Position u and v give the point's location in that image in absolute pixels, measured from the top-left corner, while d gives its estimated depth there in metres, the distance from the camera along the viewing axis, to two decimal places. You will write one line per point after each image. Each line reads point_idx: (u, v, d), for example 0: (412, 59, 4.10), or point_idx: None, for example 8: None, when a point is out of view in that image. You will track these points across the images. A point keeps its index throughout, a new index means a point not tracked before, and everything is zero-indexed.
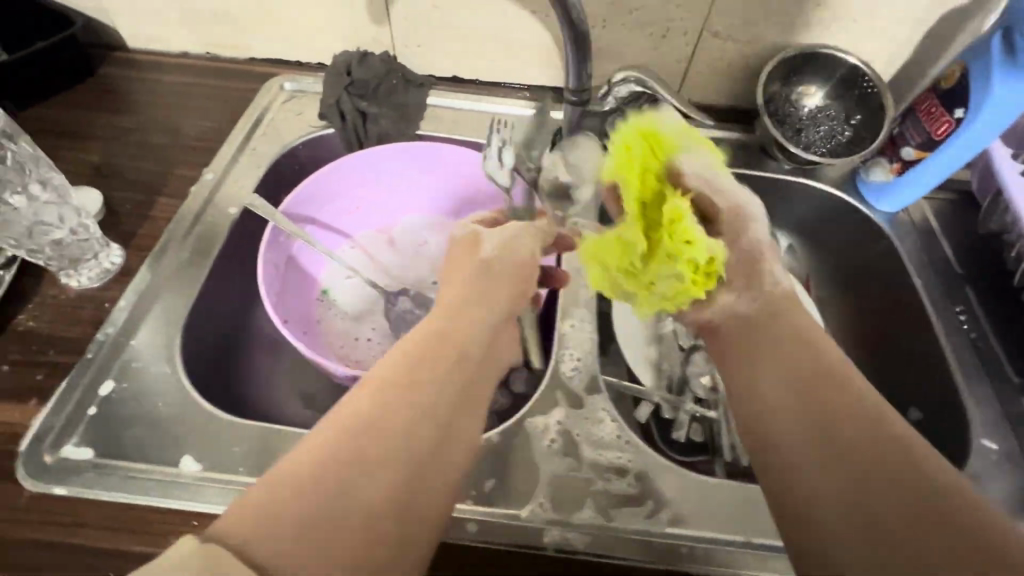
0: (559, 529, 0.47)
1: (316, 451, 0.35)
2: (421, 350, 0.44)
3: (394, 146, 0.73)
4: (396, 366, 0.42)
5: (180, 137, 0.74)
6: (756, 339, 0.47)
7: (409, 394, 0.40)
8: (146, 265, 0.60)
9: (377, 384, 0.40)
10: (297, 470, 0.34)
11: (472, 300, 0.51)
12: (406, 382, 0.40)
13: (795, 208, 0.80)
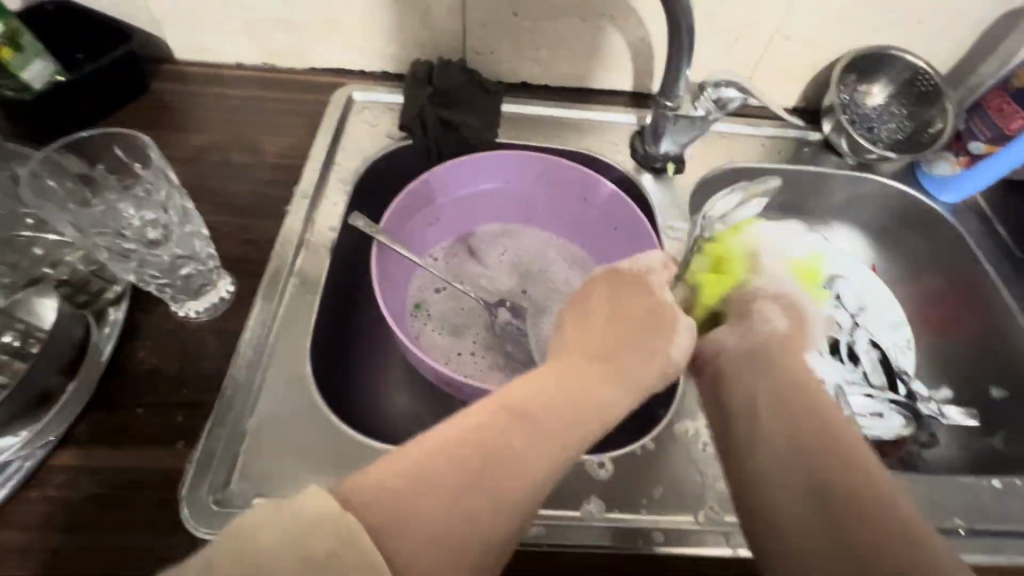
0: (739, 532, 0.49)
1: (438, 456, 0.39)
2: (551, 399, 0.45)
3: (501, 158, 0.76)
4: (528, 405, 0.44)
5: (259, 154, 0.71)
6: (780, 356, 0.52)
7: (534, 438, 0.42)
8: (263, 291, 0.58)
9: (506, 411, 0.43)
10: (427, 472, 0.38)
11: (612, 371, 0.51)
12: (533, 428, 0.43)
13: (859, 204, 0.84)
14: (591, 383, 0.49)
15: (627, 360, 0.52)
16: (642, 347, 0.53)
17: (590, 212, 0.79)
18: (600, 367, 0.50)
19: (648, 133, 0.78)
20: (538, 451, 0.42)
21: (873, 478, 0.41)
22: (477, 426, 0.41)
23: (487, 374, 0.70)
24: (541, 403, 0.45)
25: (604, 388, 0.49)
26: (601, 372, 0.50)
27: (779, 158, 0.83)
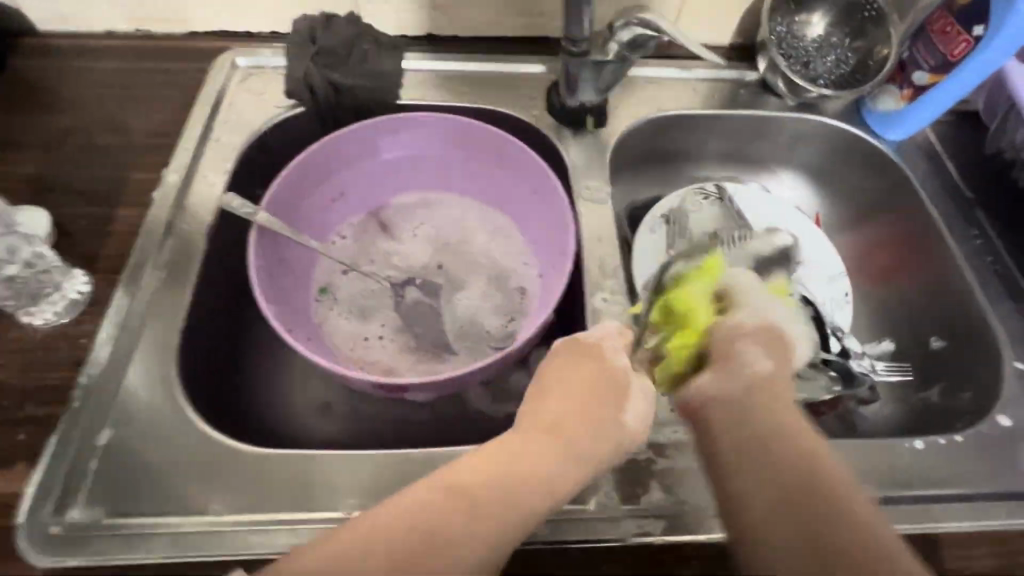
0: (630, 518, 0.46)
1: (374, 542, 0.35)
2: (511, 485, 0.39)
3: (400, 118, 0.69)
4: (484, 482, 0.38)
5: (128, 134, 0.64)
6: (766, 398, 0.39)
7: (479, 524, 0.36)
8: (122, 288, 0.53)
9: (459, 491, 0.37)
10: (355, 554, 0.34)
11: (575, 451, 0.42)
12: (481, 514, 0.37)
13: (801, 147, 0.78)
14: (552, 464, 0.41)
15: (587, 438, 0.43)
16: (605, 421, 0.44)
17: (505, 174, 0.72)
18: (562, 443, 0.42)
19: (561, 85, 0.71)
20: (479, 539, 0.36)
21: (845, 501, 0.34)
22: (422, 502, 0.37)
23: (395, 358, 0.66)
24: (499, 486, 0.38)
25: (564, 472, 0.41)
26: (562, 450, 0.42)
27: (713, 103, 0.75)
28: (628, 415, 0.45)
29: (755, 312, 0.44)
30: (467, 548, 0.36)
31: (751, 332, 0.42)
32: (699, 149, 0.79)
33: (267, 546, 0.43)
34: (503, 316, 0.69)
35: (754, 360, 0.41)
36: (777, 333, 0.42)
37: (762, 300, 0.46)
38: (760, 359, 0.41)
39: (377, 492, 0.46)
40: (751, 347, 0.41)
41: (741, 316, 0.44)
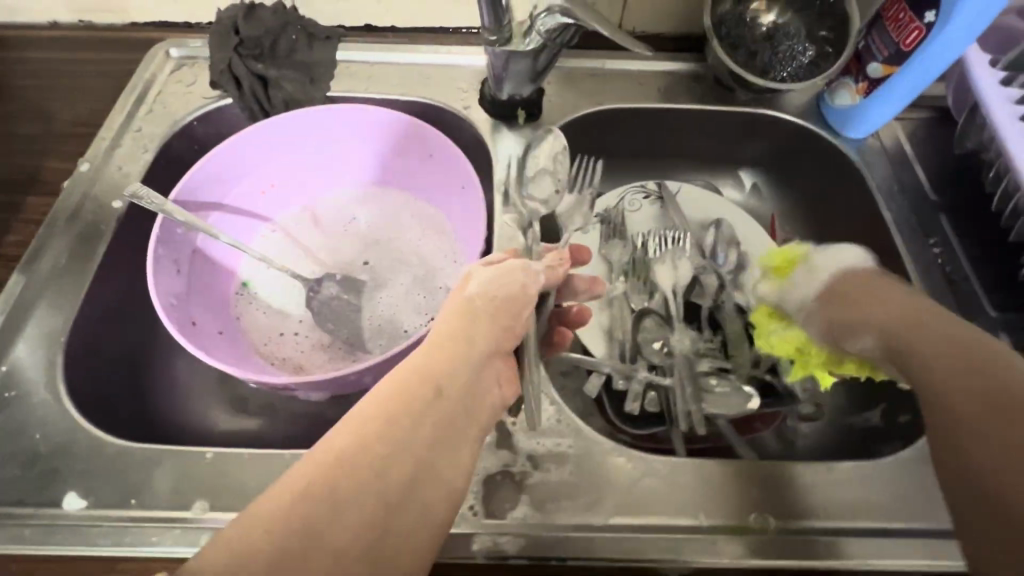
0: (490, 534, 0.44)
1: (285, 498, 0.33)
2: (415, 391, 0.38)
3: (323, 109, 0.67)
4: (386, 405, 0.37)
5: (54, 125, 0.65)
6: (913, 316, 0.43)
7: (400, 435, 0.36)
8: (18, 273, 0.54)
9: (360, 423, 0.36)
10: (275, 515, 0.32)
11: (474, 339, 0.42)
12: (394, 425, 0.36)
13: (753, 144, 0.73)
14: (451, 362, 0.40)
15: (475, 338, 0.42)
16: (497, 312, 0.44)
17: (433, 168, 0.70)
18: (460, 342, 0.42)
19: (489, 78, 0.68)
20: (408, 441, 0.36)
21: (1004, 366, 0.37)
22: (323, 452, 0.35)
23: (308, 355, 0.65)
24: (404, 398, 0.38)
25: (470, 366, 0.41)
26: (461, 347, 0.41)
27: (658, 97, 0.72)
28: (474, 286, 0.45)
29: (816, 281, 0.53)
30: (398, 460, 0.35)
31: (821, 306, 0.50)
32: (648, 144, 0.75)
33: (107, 544, 0.42)
34: (423, 314, 0.67)
35: (873, 310, 0.46)
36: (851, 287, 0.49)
37: (807, 279, 0.54)
38: (871, 306, 0.46)
39: (232, 492, 0.44)
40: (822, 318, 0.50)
41: (804, 309, 0.52)
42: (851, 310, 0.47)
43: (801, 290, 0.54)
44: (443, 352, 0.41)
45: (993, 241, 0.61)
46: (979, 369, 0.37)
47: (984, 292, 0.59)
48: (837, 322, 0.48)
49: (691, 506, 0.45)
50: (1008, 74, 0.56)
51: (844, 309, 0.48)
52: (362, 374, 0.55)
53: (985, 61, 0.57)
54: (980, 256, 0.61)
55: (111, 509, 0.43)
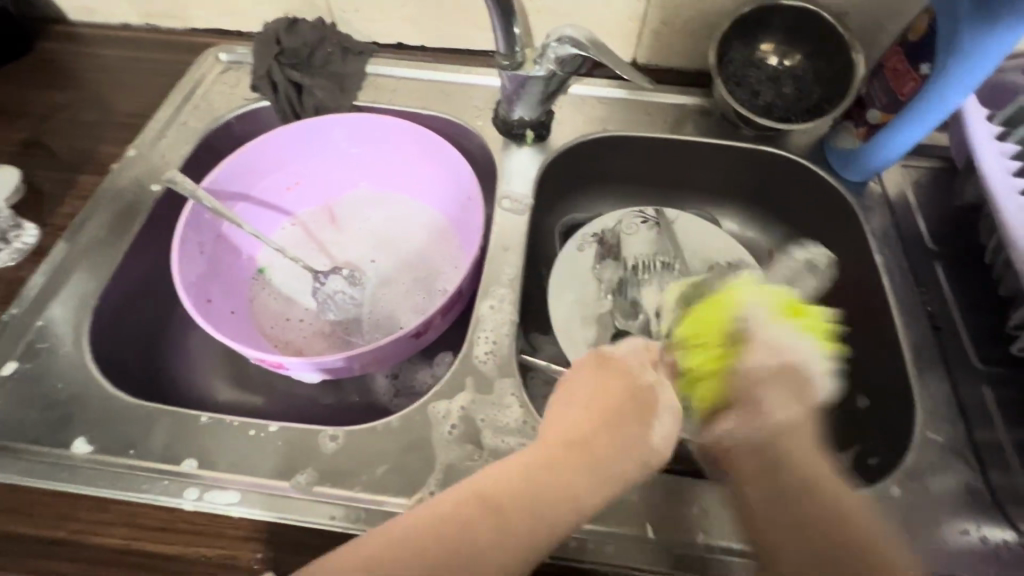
0: None
1: (398, 555, 0.37)
2: (529, 487, 0.40)
3: (347, 117, 0.73)
4: (506, 489, 0.40)
5: (112, 113, 0.73)
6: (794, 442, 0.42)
7: (508, 524, 0.39)
8: (62, 240, 0.61)
9: (482, 503, 0.39)
10: (388, 558, 0.37)
11: (596, 467, 0.42)
12: (512, 521, 0.39)
13: (756, 178, 0.75)
14: (568, 475, 0.41)
15: (610, 458, 0.43)
16: (623, 420, 0.44)
17: (444, 177, 0.75)
18: (578, 445, 0.43)
19: (503, 100, 0.72)
20: (506, 532, 0.38)
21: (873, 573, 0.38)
22: (444, 513, 0.39)
23: (309, 341, 0.70)
24: (520, 491, 0.40)
25: (582, 479, 0.41)
26: (572, 455, 0.42)
27: (665, 127, 0.74)
28: (657, 435, 0.44)
29: (775, 350, 0.44)
30: (499, 546, 0.38)
31: (769, 376, 0.43)
32: (652, 173, 0.78)
33: (104, 487, 0.46)
34: (418, 313, 0.71)
35: (774, 404, 0.43)
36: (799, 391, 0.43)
37: (797, 340, 0.44)
38: (757, 378, 0.44)
39: (216, 455, 0.48)
40: (768, 396, 0.43)
41: (746, 378, 0.44)
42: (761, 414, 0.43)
43: (773, 335, 0.44)
44: (563, 455, 0.42)
45: (983, 292, 0.62)
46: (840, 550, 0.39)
47: (971, 343, 0.59)
48: (736, 427, 0.43)
49: (641, 518, 0.47)
50: (1001, 130, 0.58)
51: (747, 419, 0.43)
52: (350, 361, 0.59)
53: (981, 115, 0.60)
54: (971, 307, 0.61)
55: (111, 456, 0.48)
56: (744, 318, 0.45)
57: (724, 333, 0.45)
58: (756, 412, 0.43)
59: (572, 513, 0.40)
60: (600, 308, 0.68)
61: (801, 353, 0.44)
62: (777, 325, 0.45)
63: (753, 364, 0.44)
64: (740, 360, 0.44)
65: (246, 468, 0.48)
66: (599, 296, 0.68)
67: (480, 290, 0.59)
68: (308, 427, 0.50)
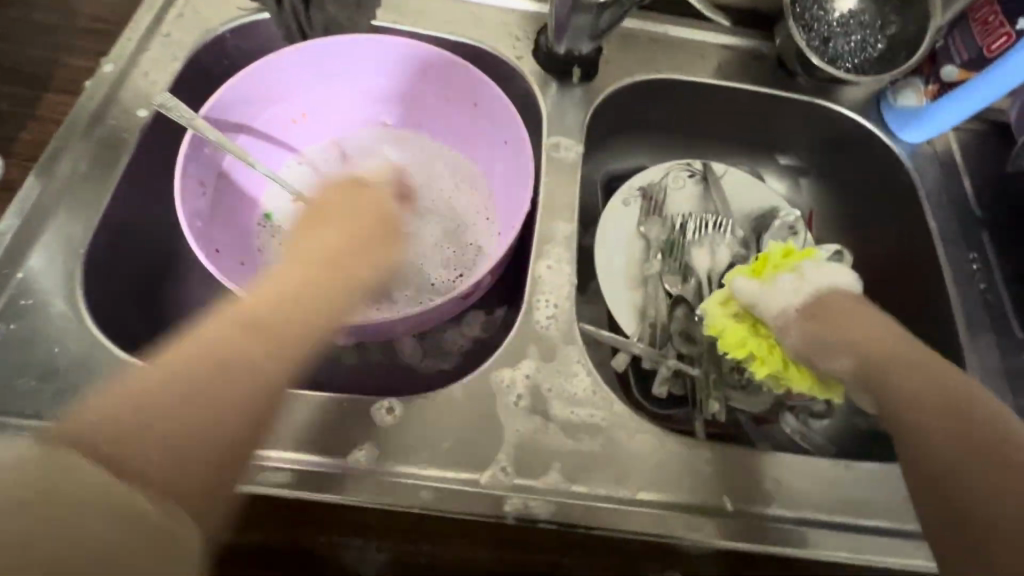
0: (520, 495, 0.43)
1: (178, 375, 0.32)
2: (297, 320, 0.37)
3: (374, 40, 0.63)
4: (263, 305, 0.36)
5: (74, 17, 0.60)
6: (881, 372, 0.39)
7: (272, 356, 0.35)
8: (33, 174, 0.50)
9: (239, 322, 0.35)
10: (171, 375, 0.31)
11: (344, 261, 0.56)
12: (252, 331, 0.35)
13: (803, 134, 0.71)
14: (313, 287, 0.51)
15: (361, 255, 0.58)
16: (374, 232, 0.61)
17: (478, 118, 0.67)
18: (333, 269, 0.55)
19: (550, 28, 0.63)
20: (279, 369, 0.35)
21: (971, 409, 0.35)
22: (214, 339, 0.34)
23: None
24: (283, 316, 0.37)
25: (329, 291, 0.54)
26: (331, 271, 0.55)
27: (718, 72, 0.68)
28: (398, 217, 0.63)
29: (789, 300, 0.48)
30: (270, 359, 0.35)
31: (801, 322, 0.46)
32: (696, 121, 0.73)
33: None
34: (451, 269, 0.65)
35: (836, 359, 0.43)
36: (830, 305, 0.45)
37: (793, 281, 0.48)
38: (799, 329, 0.46)
39: (260, 430, 0.43)
40: (796, 328, 0.46)
41: (777, 317, 0.48)
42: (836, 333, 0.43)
43: (761, 296, 0.49)
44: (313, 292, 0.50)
45: None
46: (946, 422, 0.35)
47: (1014, 311, 0.60)
48: (807, 353, 0.45)
49: (718, 490, 0.45)
50: None
51: (811, 351, 0.45)
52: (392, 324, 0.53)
53: None
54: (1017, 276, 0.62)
55: None
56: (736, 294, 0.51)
57: (749, 325, 0.51)
58: (826, 328, 0.44)
59: (321, 336, 0.38)
60: (647, 268, 0.63)
61: (801, 284, 0.48)
62: (766, 283, 0.50)
63: (777, 327, 0.48)
64: (778, 337, 0.48)
65: (294, 443, 0.44)
66: (646, 255, 0.65)
67: (534, 248, 0.54)
68: (359, 398, 0.45)
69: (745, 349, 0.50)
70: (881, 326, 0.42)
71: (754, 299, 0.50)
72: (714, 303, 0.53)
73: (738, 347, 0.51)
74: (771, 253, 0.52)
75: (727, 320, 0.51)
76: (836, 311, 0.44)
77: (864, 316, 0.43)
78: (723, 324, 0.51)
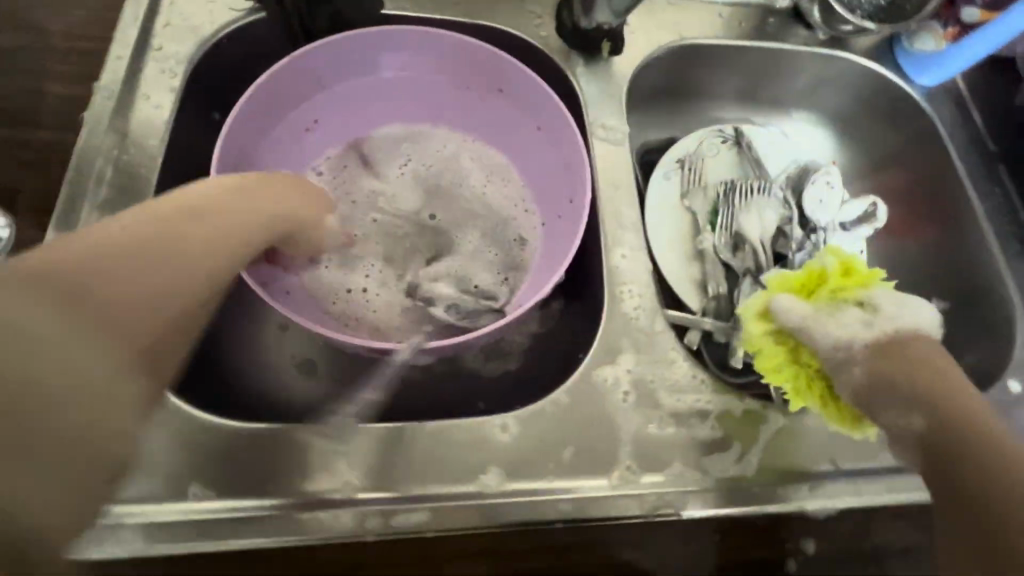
0: (651, 492, 0.43)
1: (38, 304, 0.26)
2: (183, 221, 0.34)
3: (393, 32, 0.58)
4: (131, 233, 0.31)
5: (45, 38, 0.52)
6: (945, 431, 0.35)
7: (115, 301, 0.29)
8: (52, 233, 0.46)
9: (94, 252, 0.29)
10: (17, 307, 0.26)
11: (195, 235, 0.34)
12: (97, 279, 0.28)
13: (821, 86, 0.73)
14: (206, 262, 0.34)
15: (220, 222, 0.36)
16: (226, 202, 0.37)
17: (508, 105, 0.63)
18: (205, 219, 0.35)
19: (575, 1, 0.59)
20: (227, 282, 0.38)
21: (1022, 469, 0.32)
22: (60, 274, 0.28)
23: (384, 313, 0.60)
24: (168, 221, 0.33)
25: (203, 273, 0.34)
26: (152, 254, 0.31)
27: (738, 32, 0.67)
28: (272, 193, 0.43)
29: (846, 330, 0.41)
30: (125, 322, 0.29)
31: (867, 361, 0.39)
32: (716, 84, 0.73)
33: (266, 532, 0.40)
34: (503, 267, 0.63)
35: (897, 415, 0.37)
36: (903, 349, 0.38)
37: (854, 313, 0.41)
38: (865, 368, 0.39)
39: (377, 469, 0.42)
40: (861, 367, 0.39)
41: (827, 349, 0.41)
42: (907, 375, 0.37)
43: (808, 316, 0.42)
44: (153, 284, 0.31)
45: None
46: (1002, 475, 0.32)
47: None
48: (862, 399, 0.39)
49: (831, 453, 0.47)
50: None
51: (867, 395, 0.39)
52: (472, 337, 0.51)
53: None
54: None
55: (255, 496, 0.41)
56: (782, 316, 0.43)
57: (788, 346, 0.44)
58: (892, 372, 0.37)
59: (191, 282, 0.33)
60: (701, 242, 0.63)
61: (862, 315, 0.41)
62: (816, 307, 0.43)
63: (834, 361, 0.41)
64: (832, 373, 0.41)
65: (412, 479, 0.42)
66: (695, 227, 0.65)
67: (607, 238, 0.53)
68: (469, 420, 0.43)
69: (776, 375, 0.44)
70: (959, 383, 0.36)
71: (805, 320, 0.42)
72: (752, 318, 0.46)
73: (772, 373, 0.45)
74: (829, 271, 0.44)
75: (766, 339, 0.45)
76: (902, 356, 0.38)
77: (937, 368, 0.37)
78: (759, 343, 0.45)
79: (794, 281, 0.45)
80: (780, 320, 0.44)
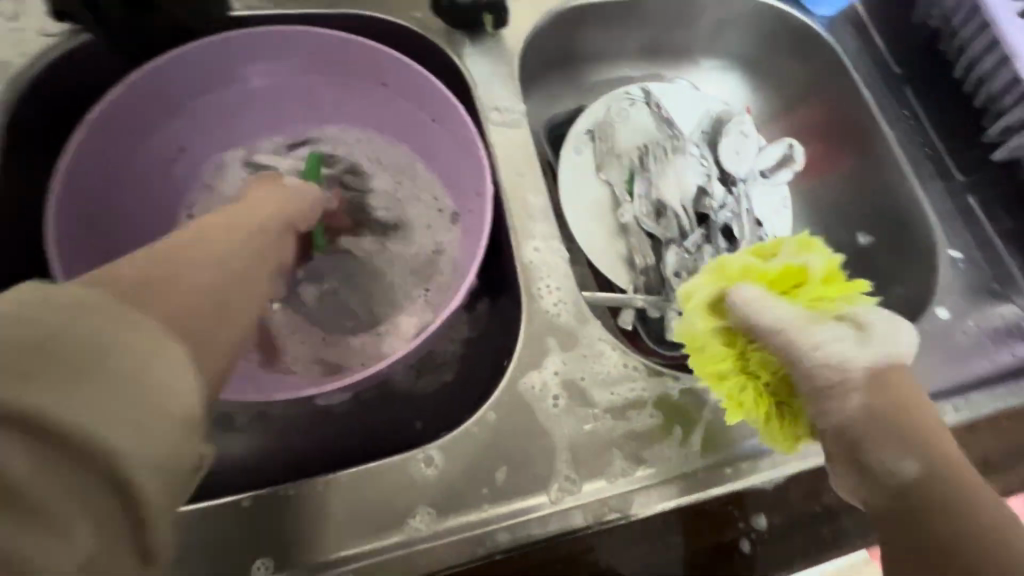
0: (594, 499, 0.41)
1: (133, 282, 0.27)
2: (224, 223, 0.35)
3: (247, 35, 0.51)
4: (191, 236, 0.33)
5: None
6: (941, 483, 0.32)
7: (202, 276, 0.30)
8: None
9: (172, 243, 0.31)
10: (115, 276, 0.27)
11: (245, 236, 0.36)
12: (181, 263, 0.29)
13: (723, 30, 0.70)
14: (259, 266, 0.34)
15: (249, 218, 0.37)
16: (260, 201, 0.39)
17: (392, 97, 0.57)
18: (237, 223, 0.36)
19: None
20: (260, 286, 0.34)
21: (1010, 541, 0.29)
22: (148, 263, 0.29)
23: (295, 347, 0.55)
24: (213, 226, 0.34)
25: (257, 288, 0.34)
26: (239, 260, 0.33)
27: None
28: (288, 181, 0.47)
29: (837, 344, 0.36)
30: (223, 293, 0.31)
31: (863, 393, 0.35)
32: (616, 42, 0.68)
33: None
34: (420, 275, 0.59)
35: (893, 462, 0.33)
36: (894, 381, 0.35)
37: (840, 328, 0.37)
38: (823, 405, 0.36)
39: (297, 538, 0.38)
40: (857, 398, 0.35)
41: (807, 357, 0.36)
42: (896, 418, 0.34)
43: (786, 319, 0.37)
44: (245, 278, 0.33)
45: (953, 105, 0.64)
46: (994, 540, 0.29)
47: (948, 151, 0.64)
48: (846, 431, 0.35)
49: None
50: None
51: (857, 426, 0.35)
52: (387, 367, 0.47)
53: None
54: (944, 118, 0.65)
55: None
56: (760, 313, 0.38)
57: (742, 349, 0.40)
58: (889, 412, 0.34)
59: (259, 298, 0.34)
60: (622, 215, 0.60)
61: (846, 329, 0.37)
62: (799, 314, 0.38)
63: (819, 384, 0.36)
64: (813, 401, 0.37)
65: (336, 536, 0.38)
66: (614, 200, 0.62)
67: (517, 233, 0.49)
68: (386, 462, 0.39)
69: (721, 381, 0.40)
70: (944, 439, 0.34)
71: (782, 324, 0.37)
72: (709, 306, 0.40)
73: (726, 383, 0.40)
74: (812, 271, 0.40)
75: (715, 340, 0.40)
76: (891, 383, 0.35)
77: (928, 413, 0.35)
78: (706, 344, 0.40)
79: (769, 275, 0.40)
80: (747, 320, 0.39)
